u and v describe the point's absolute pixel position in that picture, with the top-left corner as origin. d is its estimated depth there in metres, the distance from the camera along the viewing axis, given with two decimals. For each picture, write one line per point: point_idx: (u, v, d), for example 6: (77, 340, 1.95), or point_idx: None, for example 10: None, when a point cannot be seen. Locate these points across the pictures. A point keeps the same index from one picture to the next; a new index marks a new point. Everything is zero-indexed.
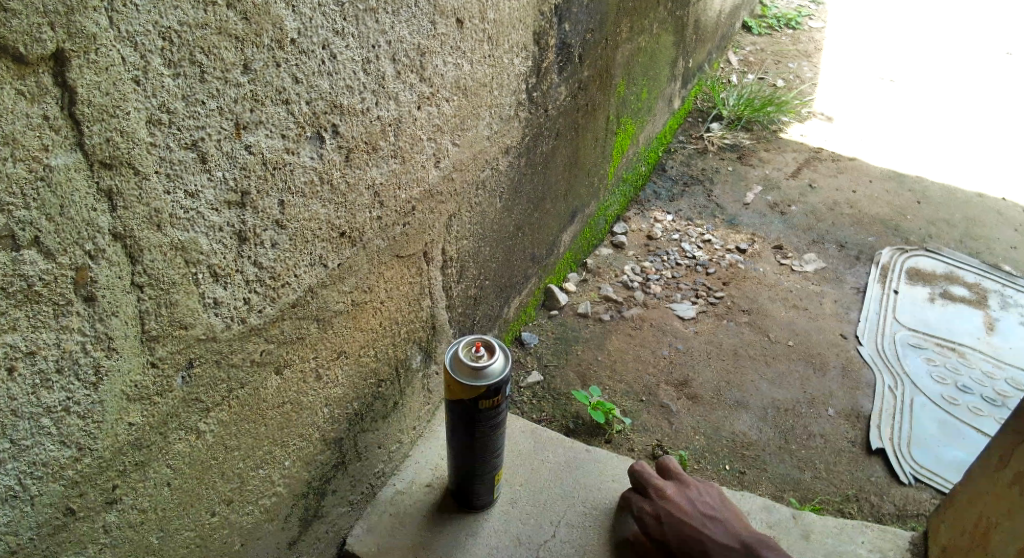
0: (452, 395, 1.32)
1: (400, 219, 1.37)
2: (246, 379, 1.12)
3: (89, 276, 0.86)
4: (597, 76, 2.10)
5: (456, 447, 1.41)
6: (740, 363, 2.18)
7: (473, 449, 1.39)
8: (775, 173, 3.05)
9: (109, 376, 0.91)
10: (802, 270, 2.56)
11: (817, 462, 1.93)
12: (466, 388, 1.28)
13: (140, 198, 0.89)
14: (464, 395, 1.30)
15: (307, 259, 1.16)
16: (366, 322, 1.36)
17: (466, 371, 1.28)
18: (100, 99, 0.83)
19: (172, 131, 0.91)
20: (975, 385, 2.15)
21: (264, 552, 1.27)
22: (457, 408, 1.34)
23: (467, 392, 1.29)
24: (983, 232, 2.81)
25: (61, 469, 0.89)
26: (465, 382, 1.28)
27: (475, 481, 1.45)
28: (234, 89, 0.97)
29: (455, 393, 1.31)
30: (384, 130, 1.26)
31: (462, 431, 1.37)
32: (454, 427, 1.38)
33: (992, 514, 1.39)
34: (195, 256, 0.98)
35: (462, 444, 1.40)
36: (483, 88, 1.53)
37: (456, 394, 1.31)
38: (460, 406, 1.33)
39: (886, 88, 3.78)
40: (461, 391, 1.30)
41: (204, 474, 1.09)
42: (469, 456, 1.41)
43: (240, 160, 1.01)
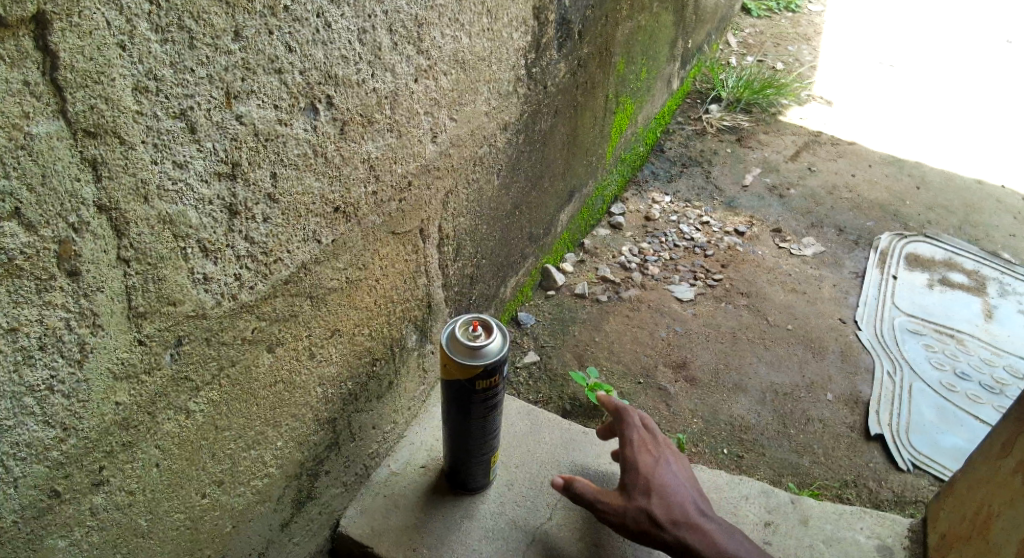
0: (446, 374, 1.30)
1: (396, 195, 1.34)
2: (237, 357, 1.08)
3: (73, 250, 0.82)
4: (596, 54, 2.06)
5: (451, 427, 1.39)
6: (738, 346, 2.16)
7: (468, 430, 1.37)
8: (774, 156, 3.02)
9: (94, 354, 0.88)
10: (800, 253, 2.54)
11: (816, 447, 1.91)
12: (462, 367, 1.25)
13: (126, 168, 0.85)
14: (458, 374, 1.27)
15: (300, 234, 1.13)
16: (361, 300, 1.33)
17: (461, 350, 1.25)
18: (84, 64, 0.79)
19: (159, 100, 0.87)
20: (974, 372, 2.14)
21: (255, 534, 1.25)
22: (451, 389, 1.31)
23: (459, 372, 1.27)
24: (981, 219, 2.80)
25: (45, 450, 0.85)
26: (462, 362, 1.25)
27: (470, 462, 1.43)
28: (225, 57, 0.93)
29: (449, 372, 1.28)
30: (380, 103, 1.22)
31: (457, 412, 1.35)
32: (448, 407, 1.36)
33: (993, 502, 1.37)
34: (184, 230, 0.94)
35: (457, 425, 1.37)
36: (482, 62, 1.49)
37: (451, 373, 1.28)
38: (454, 386, 1.30)
39: (886, 72, 3.75)
40: (455, 370, 1.27)
41: (195, 455, 1.06)
42: (464, 437, 1.39)
43: (231, 131, 0.97)
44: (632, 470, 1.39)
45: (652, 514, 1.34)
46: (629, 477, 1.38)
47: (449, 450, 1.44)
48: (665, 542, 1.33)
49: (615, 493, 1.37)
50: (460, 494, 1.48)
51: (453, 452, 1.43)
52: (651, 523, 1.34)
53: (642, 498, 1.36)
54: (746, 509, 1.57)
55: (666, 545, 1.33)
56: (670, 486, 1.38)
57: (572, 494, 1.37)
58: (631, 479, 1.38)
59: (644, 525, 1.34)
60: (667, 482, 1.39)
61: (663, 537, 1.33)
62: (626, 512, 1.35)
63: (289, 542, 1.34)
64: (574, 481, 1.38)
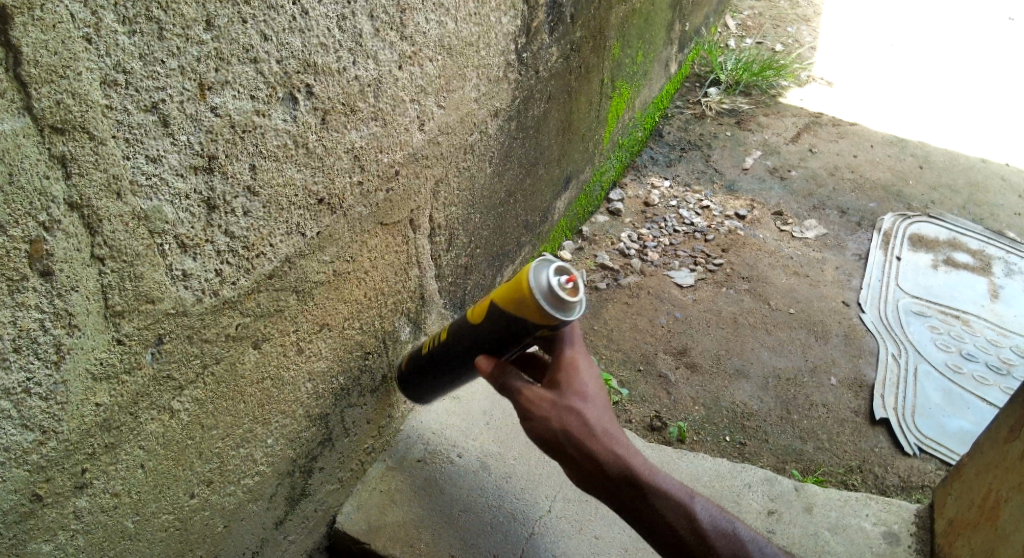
0: (504, 297, 1.16)
1: (383, 184, 1.31)
2: (221, 354, 1.06)
3: (45, 250, 0.79)
4: (590, 38, 2.02)
5: (445, 340, 1.32)
6: (740, 331, 2.13)
7: (461, 361, 1.29)
8: (774, 138, 2.98)
9: (71, 354, 0.85)
10: (802, 236, 2.50)
11: (820, 433, 1.89)
12: (534, 317, 1.12)
13: (96, 164, 0.83)
14: (515, 310, 1.14)
15: (283, 227, 1.10)
16: (350, 293, 1.30)
17: (537, 298, 1.10)
18: (48, 59, 0.75)
19: (129, 93, 0.84)
20: (980, 353, 2.11)
21: (247, 533, 1.23)
22: (496, 314, 1.19)
23: (519, 311, 1.14)
24: (986, 198, 2.76)
25: (25, 454, 0.82)
26: (540, 315, 1.11)
27: (434, 380, 1.40)
28: (197, 47, 0.90)
29: (510, 300, 1.15)
30: (363, 91, 1.19)
31: (469, 341, 1.26)
32: (469, 322, 1.26)
33: (1001, 488, 1.34)
34: (160, 226, 0.92)
35: (452, 341, 1.30)
36: (470, 47, 1.46)
37: (512, 305, 1.14)
38: (500, 316, 1.18)
39: (887, 52, 3.69)
40: (516, 306, 1.14)
41: (181, 455, 1.04)
42: (444, 357, 1.33)
43: (206, 123, 0.94)
44: (571, 369, 1.18)
45: (583, 420, 1.14)
46: (566, 376, 1.18)
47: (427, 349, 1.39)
48: (593, 457, 1.13)
49: (547, 391, 1.17)
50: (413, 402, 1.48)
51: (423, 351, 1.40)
52: (581, 432, 1.13)
53: (577, 402, 1.15)
54: (749, 497, 1.55)
55: (595, 463, 1.13)
56: (605, 402, 1.17)
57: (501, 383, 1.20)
58: (568, 379, 1.17)
59: (571, 433, 1.14)
60: (603, 396, 1.18)
61: (592, 450, 1.13)
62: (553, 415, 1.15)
63: (284, 540, 1.32)
64: (510, 369, 1.21)
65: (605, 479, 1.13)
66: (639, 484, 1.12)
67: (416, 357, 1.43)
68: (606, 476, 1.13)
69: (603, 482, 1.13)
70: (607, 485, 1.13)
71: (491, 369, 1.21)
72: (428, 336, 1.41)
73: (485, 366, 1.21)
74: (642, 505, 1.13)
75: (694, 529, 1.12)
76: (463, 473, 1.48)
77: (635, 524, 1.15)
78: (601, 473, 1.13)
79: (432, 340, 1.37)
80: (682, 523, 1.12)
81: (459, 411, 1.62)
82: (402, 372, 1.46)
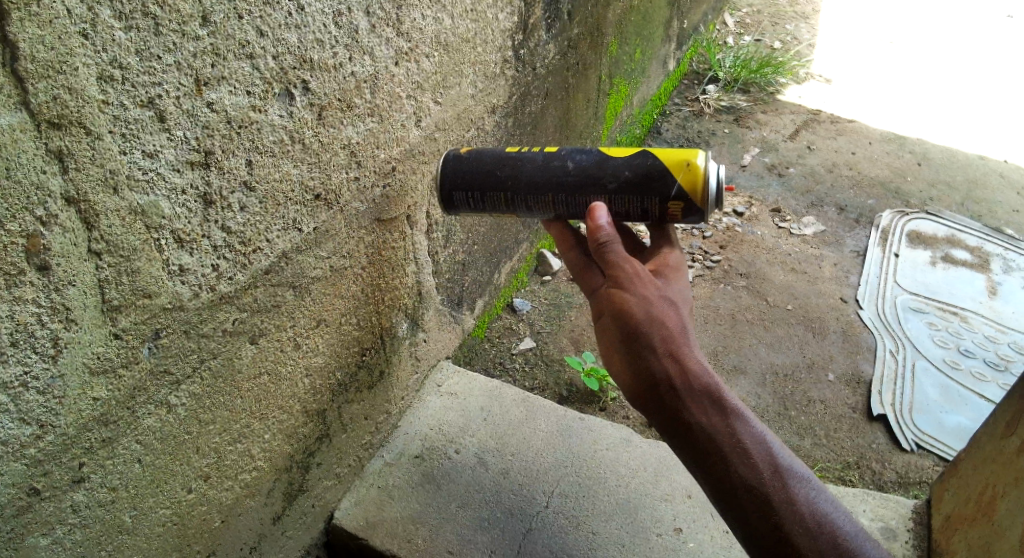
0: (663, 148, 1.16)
1: (380, 180, 1.31)
2: (218, 349, 1.06)
3: (42, 244, 0.79)
4: (587, 35, 2.03)
5: (555, 152, 1.22)
6: (738, 328, 2.13)
7: (567, 176, 1.18)
8: (772, 135, 2.98)
9: (69, 348, 0.85)
10: (800, 233, 2.51)
11: (817, 429, 1.89)
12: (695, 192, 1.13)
13: (93, 159, 0.83)
14: (673, 163, 1.13)
15: (279, 223, 1.10)
16: (347, 289, 1.31)
17: (710, 173, 1.13)
18: (45, 55, 0.76)
19: (126, 88, 0.84)
20: (978, 350, 2.11)
21: (245, 528, 1.23)
22: (643, 156, 1.15)
23: (677, 166, 1.13)
24: (984, 195, 2.76)
25: (22, 448, 0.83)
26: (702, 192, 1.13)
27: (498, 168, 1.23)
28: (193, 43, 0.91)
29: (673, 153, 1.14)
30: (360, 87, 1.20)
31: (595, 162, 1.17)
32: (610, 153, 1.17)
33: (999, 483, 1.35)
34: (157, 221, 0.92)
35: (567, 156, 1.20)
36: (466, 44, 1.47)
37: (672, 158, 1.14)
38: (647, 159, 1.15)
39: (885, 49, 3.69)
40: (680, 161, 1.13)
41: (178, 449, 1.05)
42: (539, 166, 1.21)
43: (202, 119, 0.94)
44: (672, 266, 1.09)
45: (683, 319, 1.02)
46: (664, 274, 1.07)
47: (512, 151, 1.25)
48: (689, 360, 1.00)
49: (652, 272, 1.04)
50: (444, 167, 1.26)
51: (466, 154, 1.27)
52: (680, 328, 1.01)
53: (678, 298, 1.04)
54: None
55: (691, 366, 1.00)
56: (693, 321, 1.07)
57: (608, 244, 1.04)
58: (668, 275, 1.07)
59: (673, 324, 1.00)
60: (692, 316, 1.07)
61: (689, 351, 1.00)
62: (658, 299, 1.01)
63: (282, 536, 1.32)
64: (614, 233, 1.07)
65: (697, 386, 0.99)
66: (728, 403, 1.01)
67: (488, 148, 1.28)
68: (697, 386, 0.99)
69: (694, 391, 0.99)
70: (696, 395, 0.99)
71: (608, 222, 1.07)
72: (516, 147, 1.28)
73: (601, 218, 1.07)
74: (726, 426, 1.00)
75: (774, 466, 1.01)
76: (460, 468, 1.49)
77: (707, 454, 1.00)
78: (694, 379, 1.00)
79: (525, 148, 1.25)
80: (764, 456, 1.01)
81: (457, 407, 1.63)
82: (454, 154, 1.28)
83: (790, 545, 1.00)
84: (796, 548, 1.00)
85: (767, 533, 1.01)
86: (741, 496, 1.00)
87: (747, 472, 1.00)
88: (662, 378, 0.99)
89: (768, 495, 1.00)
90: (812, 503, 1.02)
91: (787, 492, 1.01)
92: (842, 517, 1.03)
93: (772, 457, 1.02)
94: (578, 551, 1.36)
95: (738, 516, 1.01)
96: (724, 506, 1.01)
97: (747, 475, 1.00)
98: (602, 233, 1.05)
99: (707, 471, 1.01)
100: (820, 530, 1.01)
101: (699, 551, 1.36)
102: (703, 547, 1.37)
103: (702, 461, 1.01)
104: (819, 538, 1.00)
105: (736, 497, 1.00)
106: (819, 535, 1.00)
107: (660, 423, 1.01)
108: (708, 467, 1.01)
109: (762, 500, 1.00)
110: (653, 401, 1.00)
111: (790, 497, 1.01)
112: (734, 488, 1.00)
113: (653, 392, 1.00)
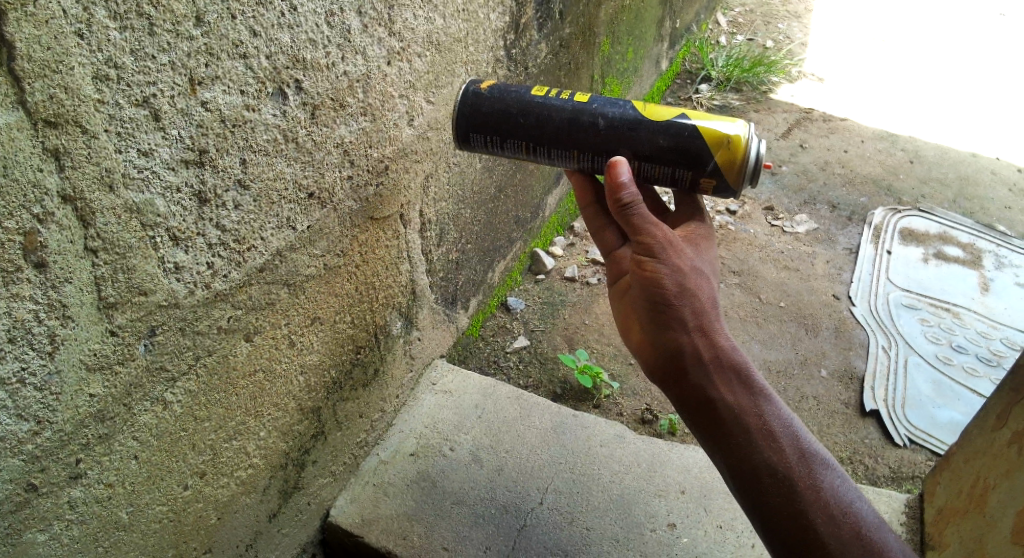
0: (704, 119, 1.17)
1: (373, 179, 1.33)
2: (214, 347, 1.07)
3: (39, 242, 0.80)
4: (579, 34, 2.05)
5: (583, 103, 1.23)
6: (731, 325, 2.15)
7: (595, 133, 1.21)
8: (765, 134, 3.00)
9: (65, 345, 0.86)
10: (792, 231, 2.52)
11: (810, 425, 1.90)
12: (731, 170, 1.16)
13: (88, 157, 0.84)
14: (711, 136, 1.15)
15: (273, 221, 1.12)
16: (341, 287, 1.32)
17: (747, 153, 1.15)
18: (41, 54, 0.77)
19: (121, 88, 0.85)
20: (970, 345, 2.12)
21: (241, 526, 1.24)
22: (680, 124, 1.17)
23: (716, 141, 1.15)
24: (976, 192, 2.78)
25: (20, 445, 0.84)
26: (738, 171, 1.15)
27: (520, 111, 1.25)
28: (187, 43, 0.92)
29: (713, 126, 1.15)
30: (352, 86, 1.21)
31: (625, 121, 1.20)
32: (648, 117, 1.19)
33: (990, 475, 1.36)
34: (152, 219, 0.93)
35: (596, 110, 1.22)
36: (458, 43, 1.48)
37: (712, 131, 1.15)
38: (683, 128, 1.17)
39: (877, 48, 3.72)
40: (717, 135, 1.14)
41: (175, 446, 1.06)
42: (566, 118, 1.23)
43: (196, 118, 0.95)
44: (700, 239, 1.11)
45: (714, 293, 1.05)
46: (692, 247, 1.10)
47: (538, 94, 1.26)
48: (718, 333, 1.03)
49: (681, 242, 1.06)
50: (465, 105, 1.29)
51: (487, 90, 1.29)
52: (710, 302, 1.04)
53: (708, 272, 1.06)
54: None
55: (718, 340, 1.03)
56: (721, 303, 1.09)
57: (632, 204, 1.05)
58: (697, 249, 1.09)
59: (704, 295, 1.03)
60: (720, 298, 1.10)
61: (718, 324, 1.03)
62: (689, 269, 1.03)
63: (278, 533, 1.33)
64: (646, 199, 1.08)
65: (724, 360, 1.03)
66: (755, 381, 1.03)
67: (513, 85, 1.30)
68: (723, 359, 1.02)
69: (720, 364, 1.02)
70: (722, 368, 1.02)
71: (629, 180, 1.07)
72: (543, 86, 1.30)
73: (624, 176, 1.07)
74: (752, 404, 1.02)
75: (800, 450, 1.02)
76: (455, 465, 1.50)
77: (731, 429, 1.02)
78: (722, 352, 1.03)
79: (553, 91, 1.27)
80: (790, 438, 1.02)
81: (452, 404, 1.64)
82: (476, 89, 1.30)
83: (812, 534, 0.99)
84: (817, 536, 0.99)
85: (788, 520, 1.00)
86: (764, 476, 1.01)
87: (772, 452, 1.01)
88: (689, 349, 1.02)
89: (792, 479, 1.01)
90: (836, 490, 1.02)
91: (812, 478, 1.01)
92: (867, 509, 1.03)
93: (798, 441, 1.03)
94: (573, 546, 1.37)
95: (760, 499, 1.01)
96: (745, 488, 1.02)
97: (771, 456, 1.01)
98: (624, 191, 1.06)
99: (730, 447, 1.02)
100: (844, 520, 1.00)
101: (693, 546, 1.38)
102: (697, 541, 1.38)
103: (726, 437, 1.02)
104: (842, 526, 1.00)
105: (759, 478, 1.01)
106: (842, 525, 1.00)
107: (684, 395, 1.04)
108: (732, 444, 1.02)
109: (786, 483, 1.01)
110: (678, 372, 1.04)
111: (815, 483, 1.01)
112: (757, 468, 1.01)
113: (679, 362, 1.03)
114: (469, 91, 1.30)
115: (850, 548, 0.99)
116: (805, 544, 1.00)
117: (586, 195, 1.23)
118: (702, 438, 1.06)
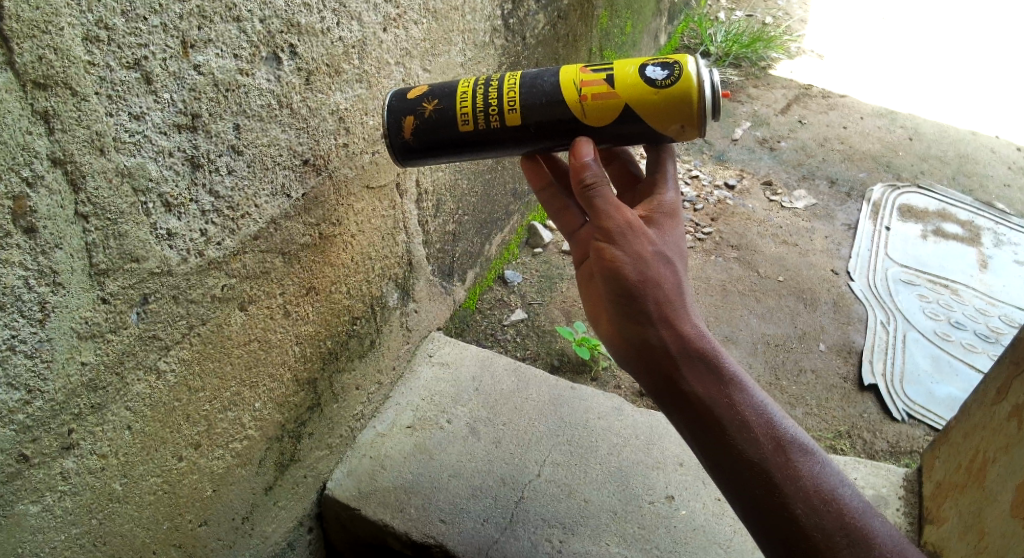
0: (651, 108, 1.09)
1: (369, 147, 1.31)
2: (207, 316, 1.06)
3: (28, 206, 0.78)
4: (577, 5, 2.02)
5: (519, 125, 1.13)
6: (729, 298, 2.14)
7: (557, 137, 1.14)
8: (764, 109, 2.98)
9: (56, 312, 0.84)
10: (790, 206, 2.51)
11: (808, 399, 1.90)
12: (690, 132, 1.10)
13: (79, 120, 0.82)
14: (664, 127, 1.10)
15: (267, 188, 1.10)
16: (337, 257, 1.30)
17: (706, 124, 1.10)
18: (30, 14, 0.75)
19: (112, 49, 0.83)
20: (968, 322, 2.11)
21: (237, 497, 1.23)
22: (626, 121, 1.10)
23: (667, 124, 1.10)
24: (975, 169, 2.76)
25: (10, 414, 0.82)
26: (697, 131, 1.11)
27: (465, 155, 1.18)
28: (179, 5, 0.90)
29: (664, 117, 1.09)
30: (347, 52, 1.20)
31: (571, 131, 1.13)
32: (590, 119, 1.11)
33: (989, 449, 1.35)
34: (144, 184, 0.91)
35: (536, 131, 1.13)
36: (454, 11, 1.47)
37: (664, 121, 1.09)
38: (632, 124, 1.10)
39: (878, 24, 3.69)
40: (671, 124, 1.10)
41: (168, 417, 1.04)
42: (519, 134, 1.14)
43: (189, 81, 0.93)
44: (663, 217, 1.09)
45: (677, 279, 1.03)
46: (654, 227, 1.07)
47: (470, 128, 1.14)
48: (683, 322, 1.01)
49: (644, 228, 1.03)
50: (403, 159, 1.19)
51: (412, 134, 1.16)
52: (674, 289, 1.02)
53: (671, 255, 1.04)
54: None
55: (685, 329, 1.01)
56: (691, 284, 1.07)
57: (594, 186, 1.03)
58: (659, 231, 1.07)
59: (666, 283, 1.01)
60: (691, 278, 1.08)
61: (682, 312, 1.02)
62: (650, 256, 1.01)
63: (274, 506, 1.32)
64: (599, 167, 1.05)
65: (691, 350, 1.01)
66: (726, 369, 1.02)
67: (436, 122, 1.15)
68: (691, 350, 1.01)
69: (687, 353, 1.01)
70: (691, 358, 1.01)
71: (592, 160, 1.05)
72: (465, 101, 1.14)
73: (585, 155, 1.05)
74: (722, 392, 1.01)
75: (775, 437, 1.00)
76: (451, 437, 1.49)
77: (704, 419, 1.01)
78: (687, 341, 1.01)
79: (481, 118, 1.13)
80: (763, 427, 1.00)
81: (449, 377, 1.62)
82: (400, 139, 1.17)
83: (795, 523, 0.97)
84: (801, 529, 0.97)
85: (771, 512, 0.98)
86: (742, 468, 0.99)
87: (746, 443, 1.00)
88: (655, 341, 1.01)
89: (770, 469, 0.99)
90: (816, 477, 1.00)
91: (790, 466, 0.99)
92: (850, 494, 1.01)
93: (773, 429, 1.01)
94: (570, 519, 1.36)
95: (741, 491, 1.00)
96: (725, 479, 1.00)
97: (746, 446, 1.00)
98: (587, 172, 1.04)
99: (706, 439, 1.01)
100: (827, 508, 0.98)
101: (691, 519, 1.36)
102: (695, 514, 1.37)
103: (699, 429, 1.01)
104: (826, 515, 0.98)
105: (737, 469, 0.99)
106: (824, 513, 0.98)
107: (656, 387, 1.03)
108: (707, 434, 1.01)
109: (761, 472, 0.99)
110: (649, 364, 1.03)
111: (793, 471, 0.99)
112: (734, 460, 1.00)
113: (647, 354, 1.02)
114: (393, 140, 1.18)
115: (835, 537, 0.97)
116: (790, 536, 0.97)
117: (539, 175, 1.16)
118: (679, 429, 1.05)
